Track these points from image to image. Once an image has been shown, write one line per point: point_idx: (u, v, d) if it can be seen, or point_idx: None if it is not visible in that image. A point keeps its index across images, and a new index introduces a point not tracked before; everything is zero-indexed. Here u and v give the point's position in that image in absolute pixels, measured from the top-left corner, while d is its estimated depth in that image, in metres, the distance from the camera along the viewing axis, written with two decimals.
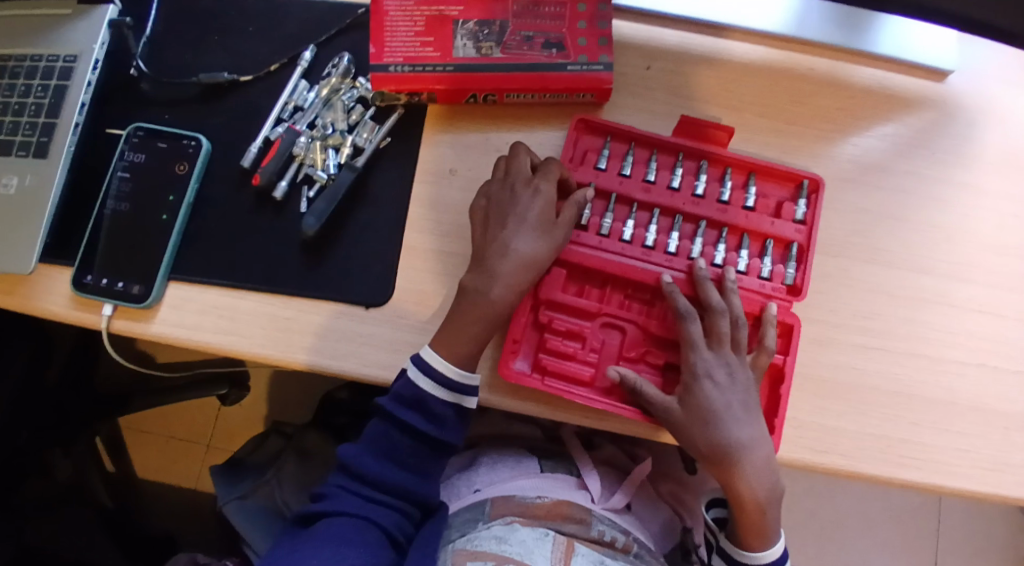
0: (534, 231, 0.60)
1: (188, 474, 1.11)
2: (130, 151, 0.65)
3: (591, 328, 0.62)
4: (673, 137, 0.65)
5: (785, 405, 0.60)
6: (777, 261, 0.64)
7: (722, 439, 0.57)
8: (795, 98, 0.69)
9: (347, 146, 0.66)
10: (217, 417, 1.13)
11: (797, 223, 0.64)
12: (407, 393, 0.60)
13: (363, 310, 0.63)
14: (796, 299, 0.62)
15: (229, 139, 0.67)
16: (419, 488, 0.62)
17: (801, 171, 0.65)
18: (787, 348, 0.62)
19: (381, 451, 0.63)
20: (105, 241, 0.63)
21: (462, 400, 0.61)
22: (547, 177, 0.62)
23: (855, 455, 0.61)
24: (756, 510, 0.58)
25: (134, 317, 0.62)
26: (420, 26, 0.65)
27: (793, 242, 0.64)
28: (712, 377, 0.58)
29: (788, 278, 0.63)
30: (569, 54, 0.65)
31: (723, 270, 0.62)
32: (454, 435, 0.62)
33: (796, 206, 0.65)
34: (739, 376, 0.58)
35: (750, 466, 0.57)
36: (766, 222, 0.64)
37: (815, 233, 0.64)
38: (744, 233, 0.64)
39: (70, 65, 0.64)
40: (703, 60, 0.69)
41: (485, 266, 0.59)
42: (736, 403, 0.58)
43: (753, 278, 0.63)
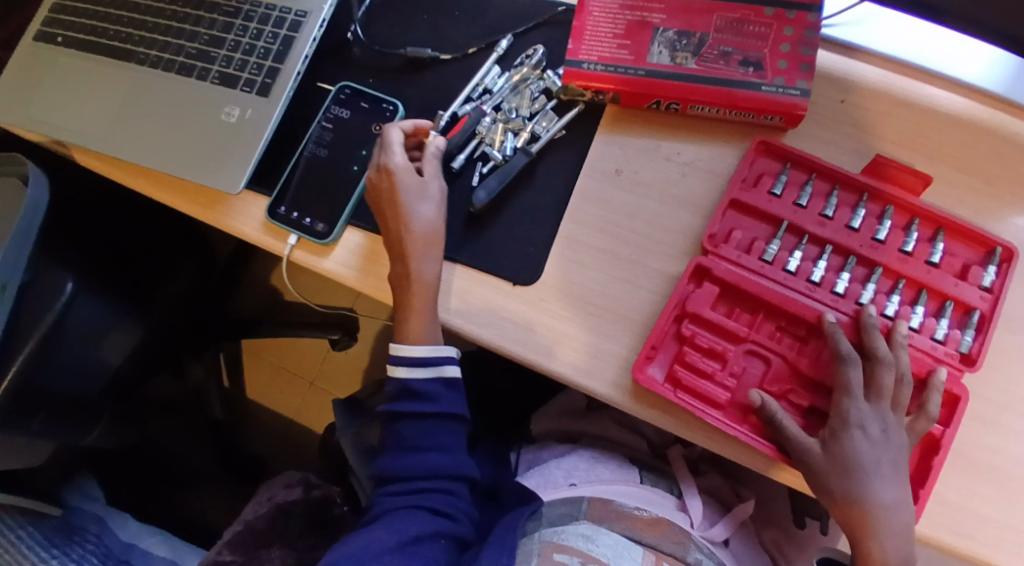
0: (413, 196, 0.64)
1: (287, 405, 1.19)
2: (336, 105, 0.71)
3: (734, 352, 0.61)
4: (859, 175, 0.62)
5: (934, 477, 0.56)
6: (954, 325, 0.59)
7: (863, 497, 0.54)
8: (995, 159, 0.64)
9: (525, 132, 0.69)
10: (323, 360, 1.20)
11: (984, 289, 0.60)
12: (396, 389, 0.67)
13: (511, 287, 0.65)
14: (968, 369, 0.58)
15: (420, 109, 0.72)
16: (448, 464, 0.67)
17: (995, 237, 0.61)
18: (949, 419, 0.57)
19: (404, 443, 0.67)
20: (301, 180, 0.69)
21: (443, 371, 0.66)
22: (398, 152, 0.65)
23: (1000, 549, 0.55)
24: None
25: (312, 251, 0.67)
26: (620, 29, 0.67)
27: (975, 309, 0.59)
28: (864, 429, 0.55)
29: (963, 345, 0.58)
30: (766, 75, 0.64)
31: (894, 322, 0.58)
32: (448, 404, 0.67)
33: (985, 271, 0.60)
34: (894, 436, 0.55)
35: (888, 531, 0.53)
36: (949, 282, 0.60)
37: (1001, 305, 0.59)
38: (922, 288, 0.60)
39: (300, 19, 0.71)
40: (901, 104, 0.66)
41: (403, 243, 0.63)
42: (886, 462, 0.54)
43: (925, 337, 0.59)
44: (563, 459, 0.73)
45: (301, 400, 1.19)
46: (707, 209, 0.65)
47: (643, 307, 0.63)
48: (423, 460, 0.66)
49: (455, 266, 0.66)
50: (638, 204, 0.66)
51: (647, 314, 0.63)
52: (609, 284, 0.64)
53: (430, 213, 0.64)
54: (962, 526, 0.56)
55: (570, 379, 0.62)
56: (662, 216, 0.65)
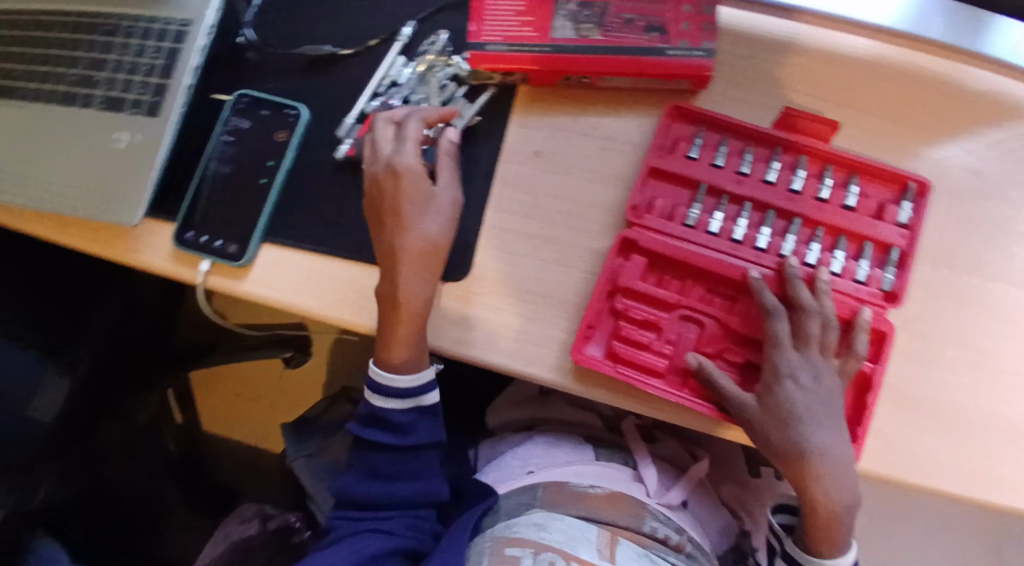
0: (423, 209, 0.61)
1: (253, 429, 1.18)
2: (234, 117, 0.67)
3: (668, 320, 0.61)
4: (771, 129, 0.63)
5: (870, 414, 0.57)
6: (875, 265, 0.60)
7: (801, 444, 0.55)
8: (902, 97, 0.65)
9: (438, 123, 0.66)
10: (281, 377, 1.19)
11: (900, 226, 0.61)
12: (369, 414, 0.66)
13: (442, 284, 0.64)
14: (892, 306, 0.59)
15: (327, 109, 0.69)
16: (412, 488, 0.67)
17: (907, 174, 0.62)
18: (878, 357, 0.59)
19: (368, 470, 0.68)
20: (207, 200, 0.66)
21: (420, 401, 0.66)
22: (405, 146, 0.62)
23: (939, 473, 0.58)
24: (831, 519, 0.56)
25: (226, 275, 0.65)
26: (521, 6, 0.65)
27: (894, 246, 0.60)
28: (796, 378, 0.56)
29: (886, 283, 0.59)
30: (670, 39, 0.63)
31: (816, 270, 0.59)
32: (422, 433, 0.66)
33: (899, 208, 0.61)
34: (825, 380, 0.56)
35: (828, 474, 0.55)
36: (867, 223, 0.61)
37: (918, 239, 0.60)
38: (841, 234, 0.61)
39: (184, 29, 0.67)
40: (809, 53, 0.66)
41: (396, 263, 0.60)
42: (820, 407, 0.55)
43: (847, 281, 0.60)
44: (520, 448, 0.74)
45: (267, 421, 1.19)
46: (627, 180, 0.64)
47: (578, 286, 0.63)
48: (389, 489, 0.67)
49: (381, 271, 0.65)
50: (561, 183, 0.65)
51: (581, 293, 0.62)
52: (541, 267, 0.63)
53: (435, 229, 0.61)
54: (905, 457, 0.58)
55: (512, 369, 0.62)
56: (585, 192, 0.65)
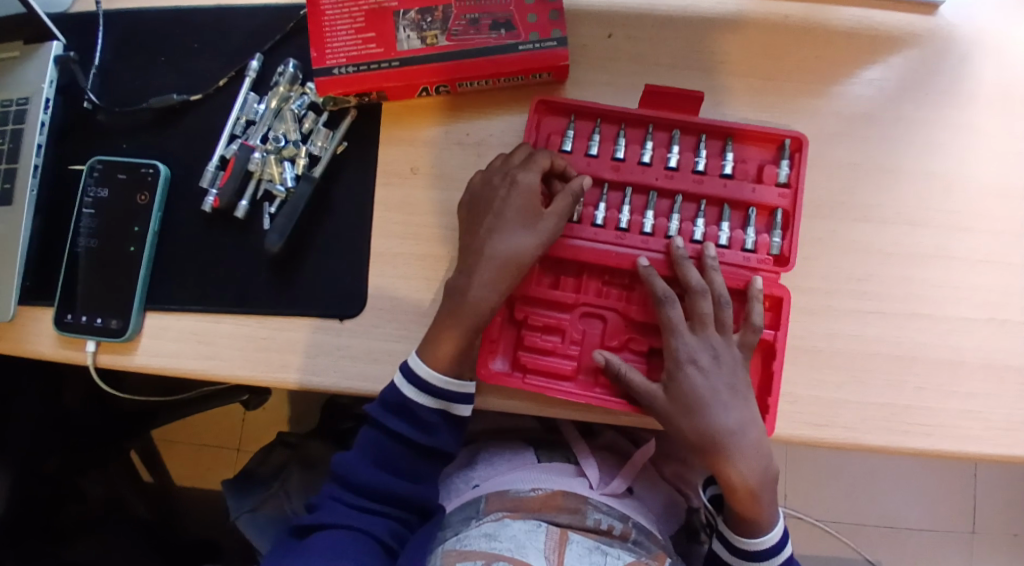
0: (519, 223, 0.58)
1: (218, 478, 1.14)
2: (93, 186, 0.64)
3: (570, 320, 0.60)
4: (639, 108, 0.61)
5: (778, 383, 0.57)
6: (763, 230, 0.60)
7: (709, 428, 0.54)
8: (769, 51, 0.64)
9: (302, 157, 0.64)
10: (242, 424, 1.15)
11: (781, 186, 0.60)
12: (393, 401, 0.59)
13: (339, 323, 0.62)
14: (784, 270, 0.58)
15: (190, 162, 0.66)
16: (415, 493, 0.63)
17: (781, 131, 0.60)
18: (777, 322, 0.58)
19: (373, 459, 0.63)
20: (83, 279, 0.63)
21: (451, 407, 0.60)
22: (533, 168, 0.58)
23: (859, 426, 0.57)
24: (752, 498, 0.55)
25: (116, 350, 0.62)
26: (360, 22, 0.62)
27: (777, 208, 0.60)
28: (695, 362, 0.55)
29: (774, 248, 0.59)
30: (519, 33, 0.61)
31: (702, 246, 0.58)
32: (446, 441, 0.62)
33: (778, 167, 0.60)
34: (725, 359, 0.55)
35: (740, 453, 0.54)
36: (748, 189, 0.60)
37: (801, 197, 0.59)
38: (724, 204, 0.60)
39: (24, 108, 0.65)
40: (668, 21, 0.64)
41: (470, 261, 0.57)
42: (723, 387, 0.55)
43: (737, 251, 0.59)
44: (463, 465, 0.73)
45: (234, 469, 1.15)
46: None
47: None
48: (395, 485, 0.62)
49: (274, 320, 0.62)
50: (441, 197, 0.63)
51: None
52: (435, 288, 0.62)
53: (521, 245, 0.57)
54: (822, 416, 0.58)
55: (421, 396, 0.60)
56: None
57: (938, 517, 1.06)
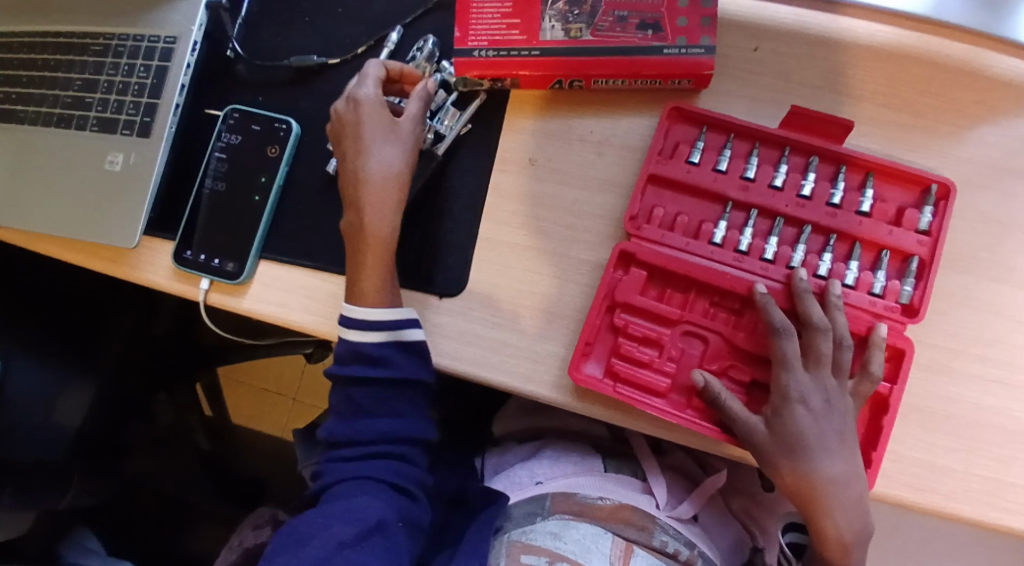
0: (375, 134, 0.61)
1: (274, 421, 1.17)
2: (226, 132, 0.66)
3: (670, 336, 0.59)
4: (779, 129, 0.59)
5: (886, 439, 0.54)
6: (893, 276, 0.57)
7: (810, 472, 0.52)
8: (923, 87, 0.60)
9: (429, 133, 0.64)
10: (303, 373, 1.19)
11: (921, 233, 0.57)
12: (346, 351, 0.60)
13: (438, 300, 0.62)
14: (911, 321, 0.55)
15: (318, 123, 0.67)
16: (395, 428, 0.62)
17: (929, 174, 0.57)
18: (896, 375, 0.55)
19: (351, 412, 0.62)
20: (205, 219, 0.65)
21: (399, 335, 0.60)
22: (369, 85, 0.62)
23: (962, 498, 0.54)
24: (841, 551, 0.54)
25: (228, 292, 0.64)
26: (506, 7, 0.62)
27: (914, 255, 0.56)
28: (806, 402, 0.53)
29: (904, 296, 0.56)
30: (666, 36, 0.60)
31: (827, 282, 0.56)
32: (409, 370, 0.60)
33: (920, 213, 0.57)
34: (837, 404, 0.53)
35: (838, 504, 0.52)
36: (883, 230, 0.57)
37: (940, 247, 0.56)
38: (856, 242, 0.57)
39: (170, 47, 0.67)
40: (819, 43, 0.61)
41: (359, 190, 0.60)
42: (831, 433, 0.52)
43: (862, 293, 0.56)
44: (528, 460, 0.72)
45: (290, 417, 1.18)
46: (627, 188, 0.61)
47: (575, 301, 0.60)
48: (374, 426, 0.62)
49: None
50: (558, 191, 0.62)
51: (579, 308, 0.60)
52: (538, 281, 0.61)
53: (388, 160, 0.61)
54: (924, 480, 0.54)
55: (510, 386, 0.60)
56: (582, 202, 0.62)
57: None
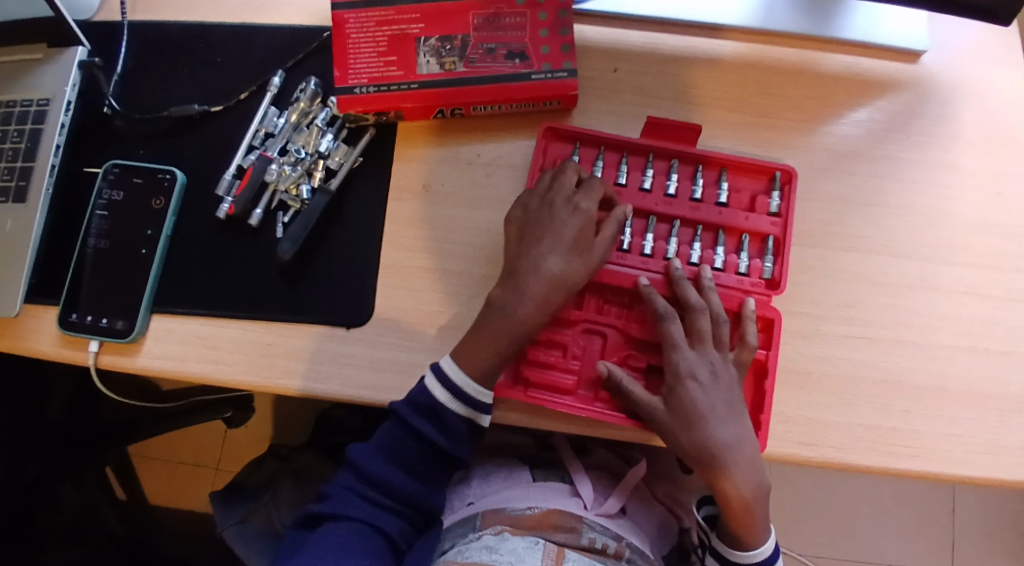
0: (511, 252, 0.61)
1: (197, 496, 1.10)
2: (107, 189, 0.66)
3: (571, 336, 0.62)
4: (640, 138, 0.65)
5: (769, 401, 0.60)
6: (755, 255, 0.64)
7: (705, 441, 0.57)
8: (765, 90, 0.68)
9: (319, 171, 0.66)
10: (223, 441, 1.12)
11: (772, 215, 0.64)
12: (424, 402, 0.59)
13: (345, 331, 0.63)
14: (774, 293, 0.62)
15: (204, 172, 0.68)
16: (424, 497, 0.61)
17: (773, 163, 0.65)
18: (769, 343, 0.61)
19: (394, 456, 0.61)
20: (89, 279, 0.64)
21: (477, 417, 0.60)
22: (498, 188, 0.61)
23: (848, 447, 0.60)
24: (745, 511, 0.58)
25: (119, 351, 0.63)
26: (382, 46, 0.66)
27: (769, 235, 0.63)
28: (695, 377, 0.58)
29: (766, 272, 0.63)
30: (532, 63, 0.65)
31: (698, 268, 0.62)
32: (459, 450, 0.61)
33: (770, 198, 0.64)
34: (722, 375, 0.58)
35: (735, 466, 0.57)
36: (741, 217, 0.64)
37: (790, 224, 0.63)
38: (719, 230, 0.64)
39: (43, 109, 0.66)
40: (672, 60, 0.69)
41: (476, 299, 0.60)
42: (720, 402, 0.57)
43: (731, 274, 0.63)
44: (459, 482, 0.71)
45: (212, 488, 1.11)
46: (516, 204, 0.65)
47: (478, 314, 0.63)
48: (399, 482, 0.61)
49: (279, 325, 0.63)
50: (452, 214, 0.65)
51: None
52: (443, 301, 0.63)
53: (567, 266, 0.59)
54: (811, 436, 0.60)
55: None
56: (475, 222, 0.65)
57: (919, 551, 1.08)
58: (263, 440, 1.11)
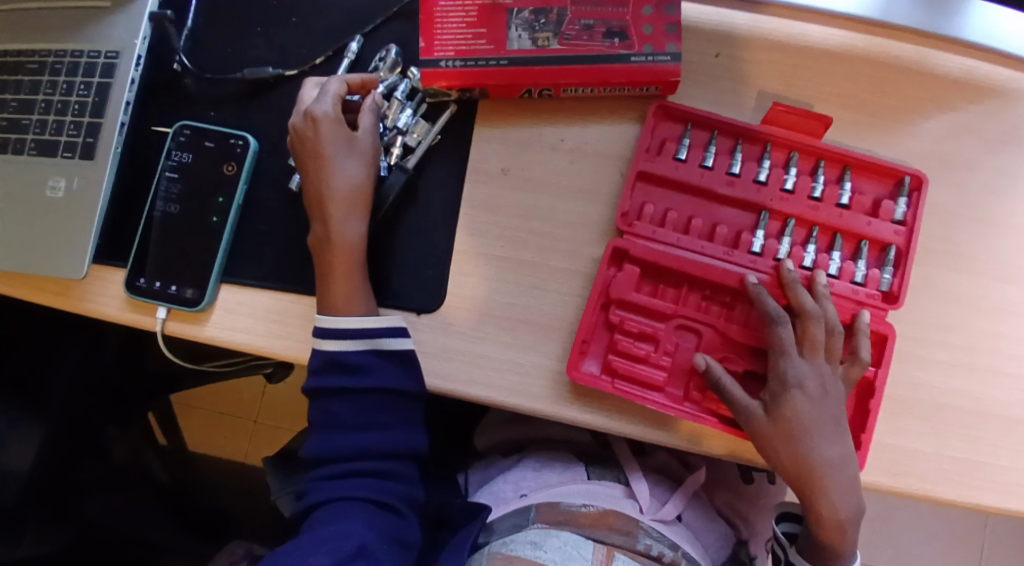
0: (337, 151, 0.60)
1: (236, 448, 1.11)
2: (176, 150, 0.63)
3: (665, 331, 0.60)
4: (760, 126, 0.61)
5: (874, 421, 0.57)
6: (873, 265, 0.61)
7: (807, 455, 0.55)
8: (875, 89, 0.63)
9: (397, 146, 0.62)
10: (263, 396, 1.13)
11: (896, 223, 0.60)
12: (322, 362, 0.59)
13: (415, 317, 0.61)
14: (892, 307, 0.59)
15: (276, 140, 0.64)
16: (385, 442, 0.61)
17: (902, 167, 0.61)
18: (880, 359, 0.58)
19: (340, 422, 0.61)
20: (157, 244, 0.62)
21: (379, 342, 0.59)
22: (327, 101, 0.61)
23: (933, 479, 0.57)
24: (835, 530, 0.57)
25: (186, 319, 0.62)
26: (472, 17, 0.61)
27: (891, 244, 0.60)
28: (803, 387, 0.56)
29: (884, 284, 0.59)
30: (632, 44, 0.60)
31: (813, 273, 0.59)
32: (383, 378, 0.59)
33: (895, 205, 0.61)
34: (831, 388, 0.56)
35: (834, 485, 0.55)
36: (862, 222, 0.60)
37: (915, 236, 0.60)
38: (836, 233, 0.61)
39: (112, 61, 0.63)
40: (779, 48, 0.63)
41: (322, 204, 0.60)
42: (827, 417, 0.56)
43: (846, 282, 0.60)
44: (511, 471, 0.71)
45: (251, 441, 1.12)
46: (600, 195, 0.62)
47: (555, 308, 0.60)
48: (355, 441, 0.61)
49: None
50: (532, 202, 0.62)
51: (561, 318, 0.60)
52: (518, 293, 0.61)
53: (357, 172, 0.60)
54: (897, 466, 0.57)
55: (493, 400, 0.59)
56: (556, 211, 0.62)
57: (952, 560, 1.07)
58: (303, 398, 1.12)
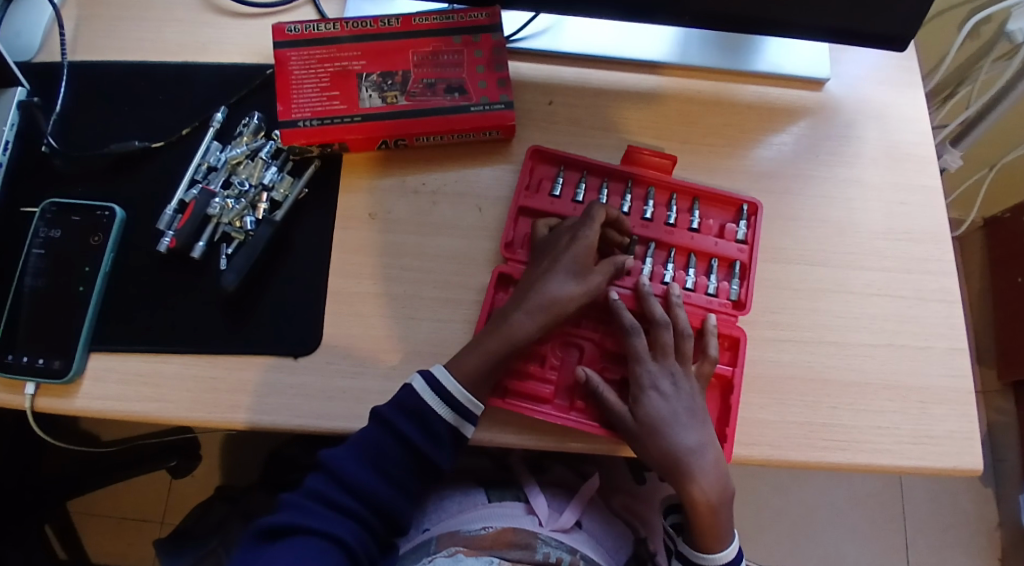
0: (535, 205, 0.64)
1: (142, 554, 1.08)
2: (45, 227, 0.65)
3: (550, 348, 0.65)
4: (621, 165, 0.70)
5: (735, 415, 0.64)
6: (722, 278, 0.69)
7: (671, 446, 0.61)
8: (684, 119, 0.74)
9: (263, 202, 0.67)
10: (168, 492, 1.10)
11: (739, 242, 0.69)
12: (408, 406, 0.60)
13: (293, 360, 0.63)
14: (741, 313, 0.67)
15: (144, 210, 0.67)
16: (386, 496, 0.62)
17: (740, 197, 0.70)
18: (734, 361, 0.66)
19: (370, 461, 0.61)
20: (26, 318, 0.63)
21: (460, 425, 0.61)
22: None
23: (783, 444, 0.63)
24: (710, 513, 0.61)
25: (55, 393, 0.61)
26: (325, 81, 0.68)
27: (736, 260, 0.68)
28: (657, 387, 0.62)
29: (732, 294, 0.67)
30: (470, 97, 0.69)
31: (668, 287, 0.66)
32: (442, 454, 0.62)
33: (737, 227, 0.70)
34: (684, 385, 0.62)
35: (698, 470, 0.60)
36: (710, 242, 0.69)
37: (756, 251, 0.69)
38: (691, 253, 0.69)
39: None
40: (600, 92, 0.74)
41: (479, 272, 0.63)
42: (682, 409, 0.61)
43: (700, 294, 0.68)
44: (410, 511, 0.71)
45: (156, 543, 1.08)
46: (458, 229, 0.68)
47: (427, 335, 0.64)
48: (366, 484, 0.61)
49: (219, 359, 0.63)
50: (398, 241, 0.67)
51: (433, 342, 0.64)
52: (391, 324, 0.64)
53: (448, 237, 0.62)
54: (750, 437, 0.63)
55: None
56: (421, 247, 0.67)
57: (875, 549, 1.18)
58: (210, 485, 1.10)
